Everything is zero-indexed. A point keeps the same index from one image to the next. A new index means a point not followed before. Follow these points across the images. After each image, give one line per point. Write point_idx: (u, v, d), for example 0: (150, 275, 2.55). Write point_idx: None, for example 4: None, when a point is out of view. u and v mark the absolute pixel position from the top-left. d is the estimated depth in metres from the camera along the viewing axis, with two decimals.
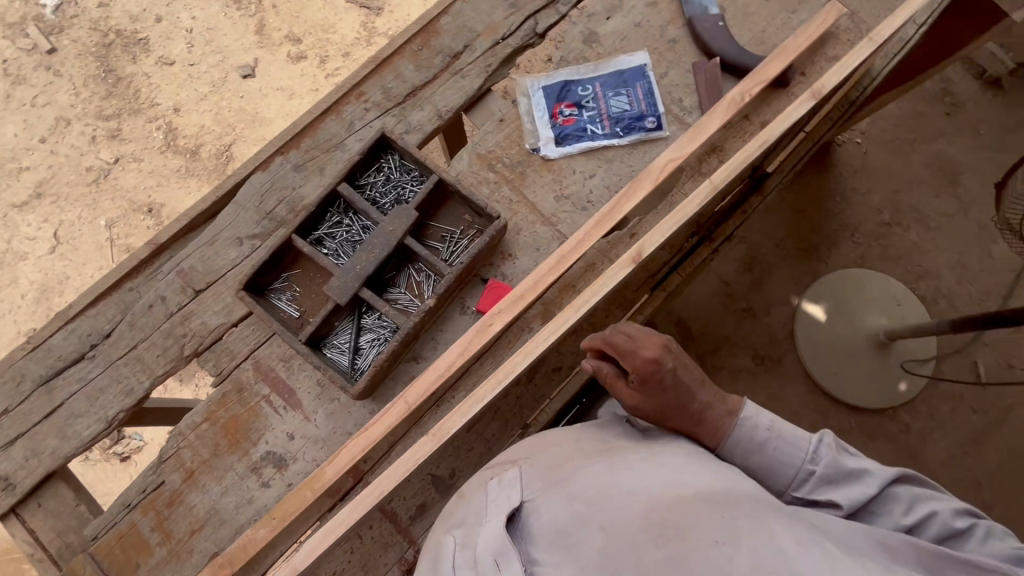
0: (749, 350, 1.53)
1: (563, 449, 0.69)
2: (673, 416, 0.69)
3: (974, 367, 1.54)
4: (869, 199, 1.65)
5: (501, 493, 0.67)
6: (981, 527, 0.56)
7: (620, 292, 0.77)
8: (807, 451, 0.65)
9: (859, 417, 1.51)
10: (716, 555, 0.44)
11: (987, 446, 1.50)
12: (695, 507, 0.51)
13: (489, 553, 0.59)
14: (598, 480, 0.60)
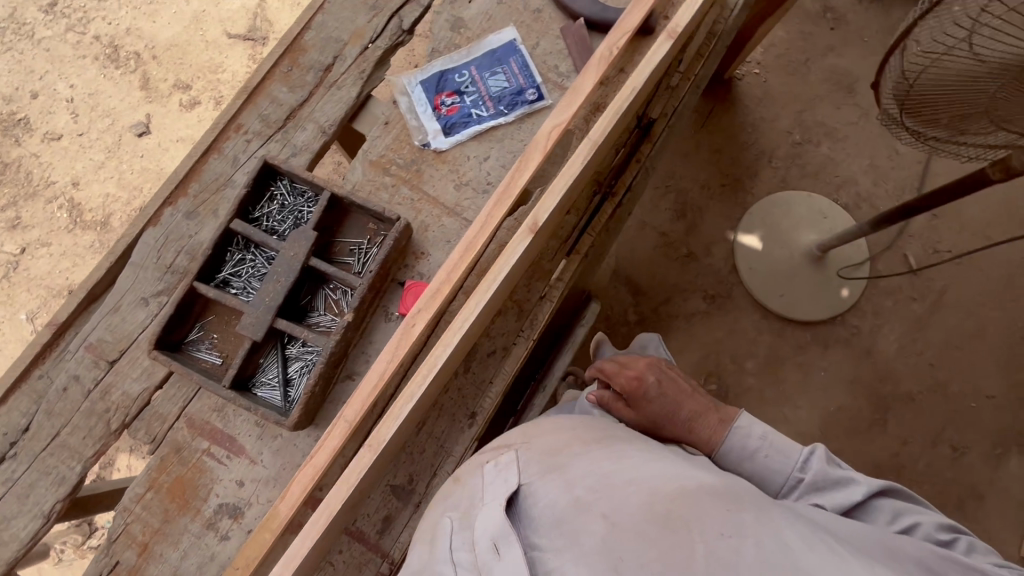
0: (698, 291, 1.60)
1: (561, 439, 0.74)
2: (666, 424, 0.87)
3: (905, 259, 1.64)
4: (778, 124, 1.71)
5: (497, 478, 0.71)
6: (963, 541, 0.65)
7: (536, 262, 0.77)
8: (798, 461, 0.78)
9: (811, 331, 1.58)
10: (720, 545, 0.53)
11: (929, 329, 1.60)
12: (700, 498, 0.58)
13: (487, 533, 0.62)
14: (599, 470, 0.65)
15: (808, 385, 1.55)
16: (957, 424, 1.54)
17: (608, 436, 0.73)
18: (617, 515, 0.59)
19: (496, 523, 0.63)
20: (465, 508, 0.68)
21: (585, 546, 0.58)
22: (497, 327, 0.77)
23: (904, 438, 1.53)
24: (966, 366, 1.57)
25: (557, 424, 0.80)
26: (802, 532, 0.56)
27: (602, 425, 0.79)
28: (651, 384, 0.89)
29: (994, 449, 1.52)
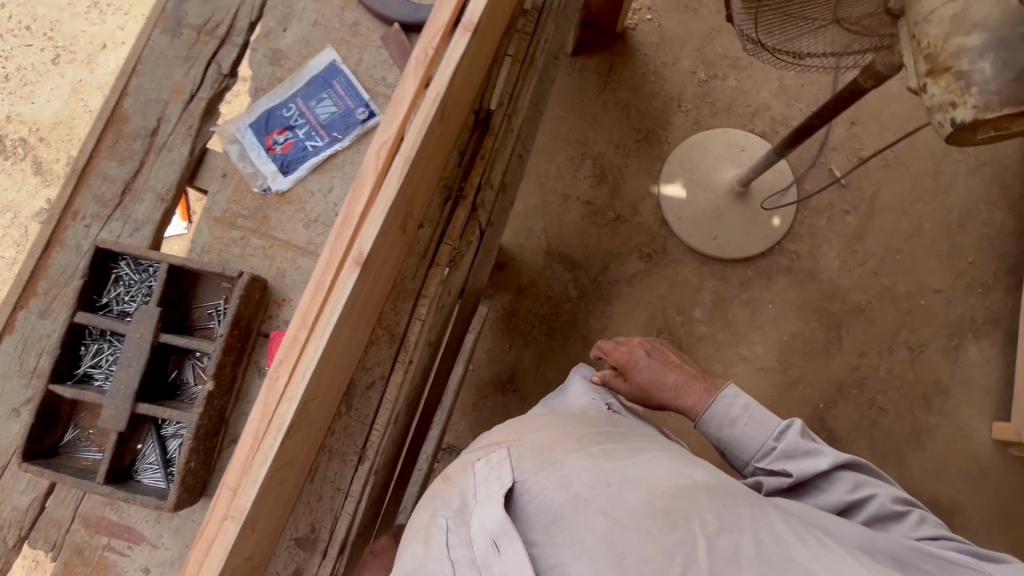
0: (633, 251, 1.59)
1: (554, 433, 0.78)
2: (654, 396, 0.99)
3: (832, 173, 1.62)
4: (681, 66, 1.68)
5: (487, 476, 0.75)
6: (916, 514, 0.71)
7: (396, 284, 0.75)
8: (773, 431, 0.83)
9: (751, 267, 1.57)
10: (720, 541, 0.61)
11: (866, 239, 1.59)
12: (698, 494, 0.66)
13: (485, 532, 0.67)
14: (597, 469, 0.70)
15: (758, 320, 1.56)
16: (909, 325, 1.55)
17: (597, 431, 0.79)
18: (619, 512, 0.65)
19: (495, 521, 0.67)
20: (458, 505, 0.72)
21: (587, 542, 0.64)
22: (371, 357, 0.74)
23: (860, 351, 1.54)
24: (908, 267, 1.58)
25: (546, 417, 0.85)
26: (791, 522, 0.65)
27: (586, 415, 0.85)
28: (642, 359, 1.01)
29: (950, 342, 1.54)
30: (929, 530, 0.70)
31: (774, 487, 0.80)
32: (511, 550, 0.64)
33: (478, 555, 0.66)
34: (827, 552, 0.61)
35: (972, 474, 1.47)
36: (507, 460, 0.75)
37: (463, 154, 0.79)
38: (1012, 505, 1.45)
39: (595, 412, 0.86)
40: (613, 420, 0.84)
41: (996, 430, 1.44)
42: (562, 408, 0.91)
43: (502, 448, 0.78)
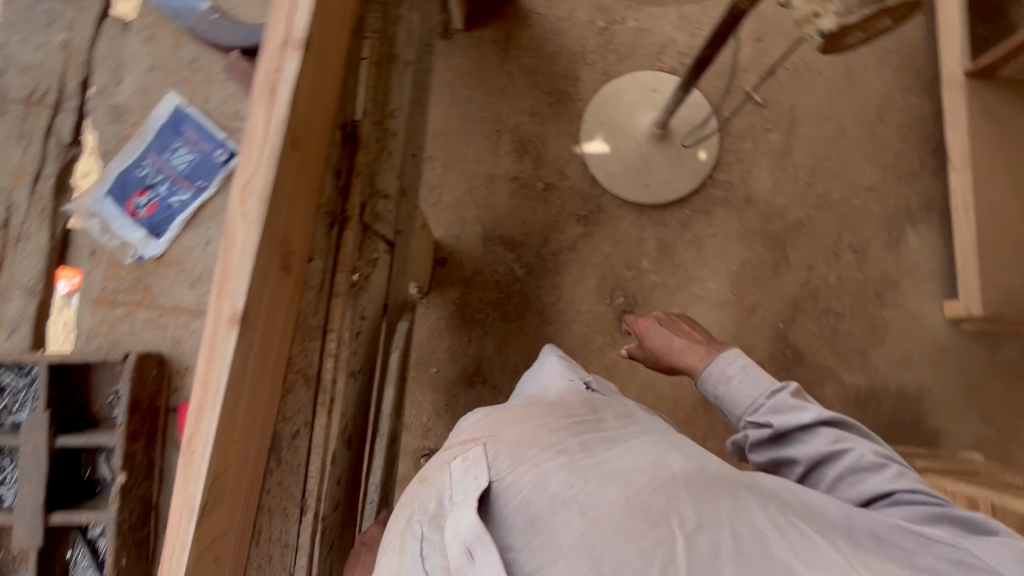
0: (570, 216, 1.57)
1: (532, 420, 0.74)
2: (660, 357, 1.12)
3: (748, 94, 1.61)
4: (578, 18, 1.63)
5: (462, 475, 0.69)
6: (894, 468, 0.74)
7: (297, 324, 0.69)
8: (766, 388, 0.87)
9: (688, 206, 1.57)
10: (698, 540, 0.57)
11: (793, 153, 1.60)
12: (676, 490, 0.62)
13: (458, 540, 0.62)
14: (573, 463, 0.66)
15: (705, 257, 1.56)
16: (849, 228, 1.57)
17: (573, 420, 0.74)
18: (597, 511, 0.61)
19: (471, 526, 0.62)
20: (431, 511, 0.67)
21: (563, 546, 0.59)
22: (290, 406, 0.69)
23: (808, 264, 1.56)
24: (838, 171, 1.59)
25: (523, 403, 0.79)
26: (772, 512, 0.61)
27: (563, 399, 0.79)
28: (654, 326, 1.14)
29: (891, 235, 1.56)
30: (908, 486, 0.72)
31: (760, 439, 0.83)
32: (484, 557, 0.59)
33: (453, 564, 0.61)
34: (804, 545, 0.59)
35: (933, 356, 1.51)
36: (482, 456, 0.70)
37: (339, 175, 0.72)
38: (974, 376, 1.50)
39: (572, 396, 0.81)
40: (591, 402, 0.79)
41: (948, 310, 1.49)
42: (538, 395, 0.86)
43: (478, 442, 0.72)
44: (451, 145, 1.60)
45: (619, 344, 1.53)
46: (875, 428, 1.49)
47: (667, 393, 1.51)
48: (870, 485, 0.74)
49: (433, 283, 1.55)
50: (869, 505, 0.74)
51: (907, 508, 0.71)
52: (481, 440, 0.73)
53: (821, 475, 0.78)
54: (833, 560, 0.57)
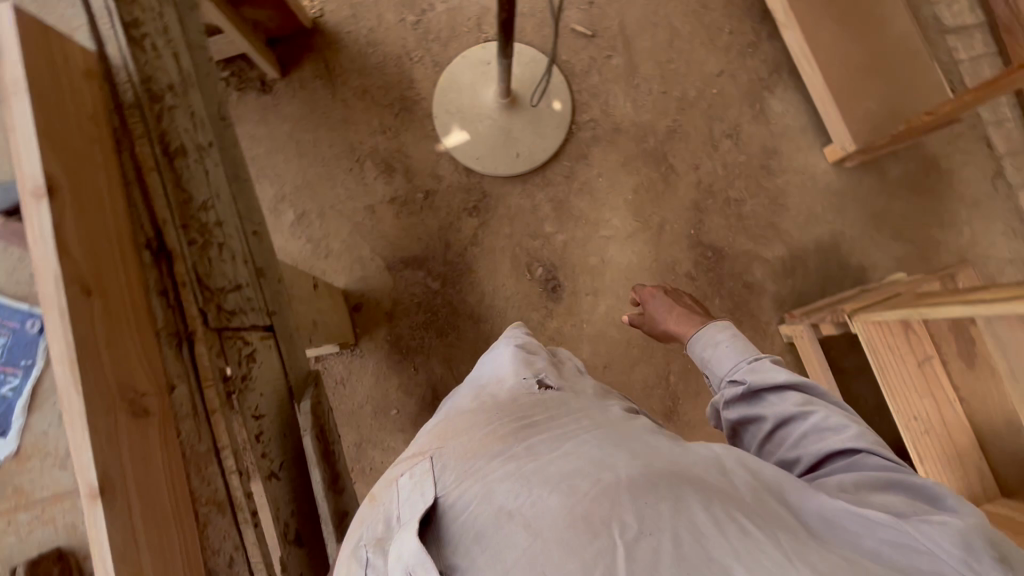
0: (461, 213, 1.55)
1: (484, 428, 0.68)
2: (659, 324, 1.21)
3: (576, 31, 1.62)
4: (388, 21, 1.59)
5: (410, 492, 0.65)
6: (855, 430, 0.73)
7: (187, 459, 0.65)
8: (749, 357, 0.90)
9: (564, 157, 1.57)
10: (641, 550, 0.52)
11: (639, 68, 1.61)
12: (619, 494, 0.56)
13: (400, 565, 0.57)
14: (519, 474, 0.60)
15: (600, 198, 1.57)
16: (717, 117, 1.61)
17: (521, 423, 0.68)
18: (541, 523, 0.55)
19: (412, 547, 0.57)
20: (377, 535, 0.63)
21: (506, 564, 0.54)
22: (217, 538, 0.65)
23: (693, 165, 1.59)
24: (686, 68, 1.62)
25: (478, 410, 0.75)
26: (714, 505, 0.55)
27: (514, 400, 0.74)
28: (663, 296, 1.23)
29: (754, 108, 1.61)
30: (865, 449, 0.71)
31: (735, 397, 0.85)
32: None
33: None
34: (751, 547, 0.52)
35: (833, 201, 1.58)
36: (430, 473, 0.66)
37: (167, 294, 0.68)
38: (874, 204, 1.58)
39: (522, 396, 0.75)
40: (544, 402, 0.73)
41: (830, 154, 1.56)
42: (487, 392, 0.80)
43: (426, 459, 0.68)
44: (319, 193, 1.55)
45: (556, 312, 1.53)
46: (809, 287, 1.55)
47: (617, 337, 1.53)
48: (828, 442, 0.73)
49: (359, 331, 1.51)
50: (827, 466, 0.73)
51: (866, 467, 0.69)
52: (430, 456, 0.69)
53: (785, 434, 0.78)
54: (770, 555, 0.52)
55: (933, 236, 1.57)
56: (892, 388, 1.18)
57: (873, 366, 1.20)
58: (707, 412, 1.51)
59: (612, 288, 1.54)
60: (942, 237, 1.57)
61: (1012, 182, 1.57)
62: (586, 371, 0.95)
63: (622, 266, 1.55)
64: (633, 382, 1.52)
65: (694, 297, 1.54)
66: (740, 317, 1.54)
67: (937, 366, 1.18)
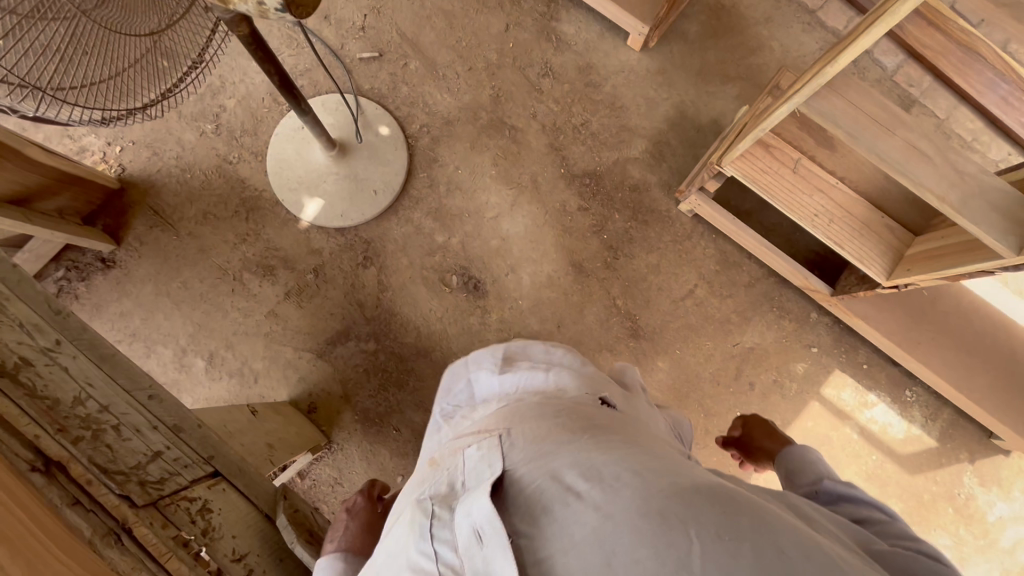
0: (355, 270, 1.53)
1: (555, 421, 0.65)
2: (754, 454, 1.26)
3: (362, 58, 1.64)
4: (189, 142, 1.56)
5: (477, 465, 0.64)
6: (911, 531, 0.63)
7: None
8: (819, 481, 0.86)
9: (418, 170, 1.59)
10: (720, 552, 0.43)
11: (437, 60, 1.65)
12: (697, 498, 0.47)
13: (467, 524, 0.56)
14: (595, 461, 0.55)
15: (469, 187, 1.59)
16: (526, 64, 1.66)
17: (591, 429, 0.63)
18: (613, 506, 0.49)
19: (482, 509, 0.55)
20: (444, 493, 0.62)
21: (573, 539, 0.49)
22: None
23: (530, 114, 1.64)
24: (476, 38, 1.67)
25: (543, 405, 0.71)
26: (799, 535, 0.46)
27: (585, 413, 0.69)
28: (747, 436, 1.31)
29: (552, 40, 1.68)
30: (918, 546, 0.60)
31: None
32: (492, 536, 0.52)
33: (461, 546, 0.55)
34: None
35: (660, 79, 1.67)
36: (500, 450, 0.64)
37: (81, 501, 0.61)
38: (693, 64, 1.68)
39: (592, 410, 0.70)
40: (618, 423, 0.67)
41: (634, 43, 1.64)
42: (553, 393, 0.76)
43: (496, 438, 0.66)
44: (216, 327, 1.48)
45: (489, 306, 1.54)
46: (683, 160, 1.64)
47: (553, 296, 1.56)
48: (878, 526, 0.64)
49: (325, 429, 1.47)
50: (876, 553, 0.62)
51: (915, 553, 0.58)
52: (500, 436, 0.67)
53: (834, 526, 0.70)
54: None
55: (753, 63, 1.70)
56: (784, 201, 1.25)
57: (761, 193, 1.27)
58: (664, 311, 1.56)
59: (525, 257, 1.57)
60: (759, 60, 1.70)
61: None
62: (652, 410, 0.89)
63: (522, 233, 1.58)
64: (589, 325, 1.55)
65: (597, 223, 1.59)
66: (644, 218, 1.60)
67: (808, 164, 1.26)
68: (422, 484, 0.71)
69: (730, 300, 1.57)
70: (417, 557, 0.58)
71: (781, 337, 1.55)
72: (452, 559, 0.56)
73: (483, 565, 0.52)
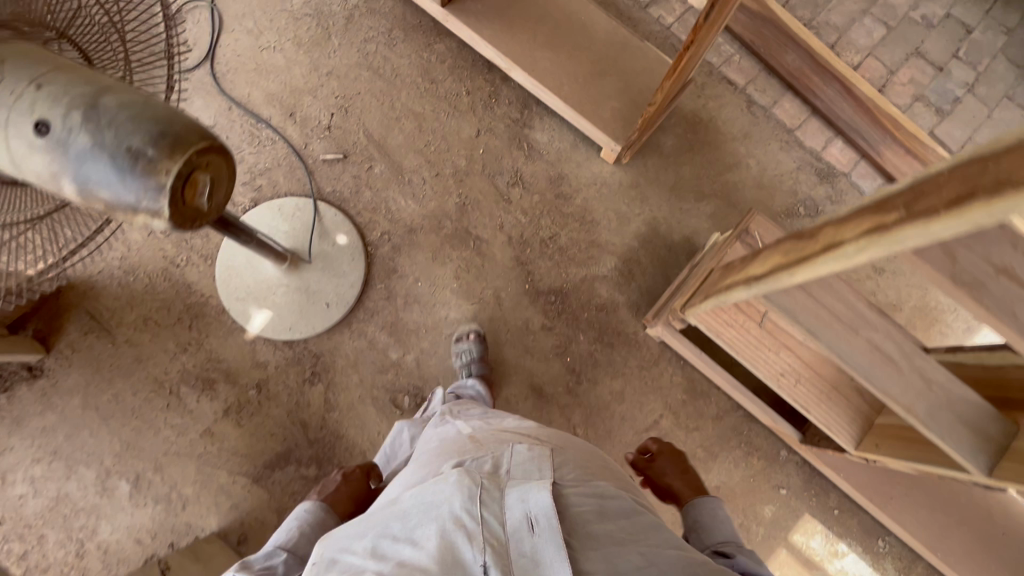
0: (301, 387, 1.45)
1: (591, 466, 0.83)
2: (664, 483, 1.14)
3: (326, 159, 1.58)
4: (135, 242, 1.48)
5: (525, 463, 0.76)
6: None
7: None
8: (732, 538, 0.93)
9: (376, 281, 1.51)
10: None
11: (403, 164, 1.59)
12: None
13: (520, 509, 0.67)
14: (635, 515, 0.74)
15: (428, 301, 1.52)
16: (496, 171, 1.61)
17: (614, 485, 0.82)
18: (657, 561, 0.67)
19: (540, 503, 0.67)
20: (491, 475, 0.73)
21: (615, 567, 0.65)
22: None
23: (497, 225, 1.58)
24: (446, 142, 1.62)
25: (574, 446, 0.89)
26: None
27: (603, 466, 0.88)
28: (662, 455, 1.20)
29: (524, 148, 1.63)
30: None
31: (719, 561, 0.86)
32: (547, 527, 0.65)
33: (511, 525, 0.65)
34: None
35: (633, 194, 1.62)
36: (548, 459, 0.77)
37: None
38: (668, 178, 1.64)
39: (606, 468, 0.89)
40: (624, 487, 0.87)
41: (608, 156, 1.59)
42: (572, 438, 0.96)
43: (546, 449, 0.79)
44: (145, 447, 1.38)
45: None
46: (653, 280, 1.57)
47: None
48: None
49: None
50: None
51: None
52: (548, 449, 0.81)
53: None
54: None
55: (729, 180, 1.65)
56: (750, 359, 1.19)
57: (726, 346, 1.19)
58: (627, 443, 1.48)
59: None
60: (736, 178, 1.66)
61: (763, 104, 1.70)
62: None
63: None
64: None
65: (560, 345, 1.52)
66: (610, 340, 1.53)
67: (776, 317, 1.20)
68: (458, 456, 0.81)
69: (696, 434, 1.49)
70: (462, 512, 0.66)
71: (749, 476, 1.47)
72: (496, 532, 0.65)
73: (530, 551, 0.63)
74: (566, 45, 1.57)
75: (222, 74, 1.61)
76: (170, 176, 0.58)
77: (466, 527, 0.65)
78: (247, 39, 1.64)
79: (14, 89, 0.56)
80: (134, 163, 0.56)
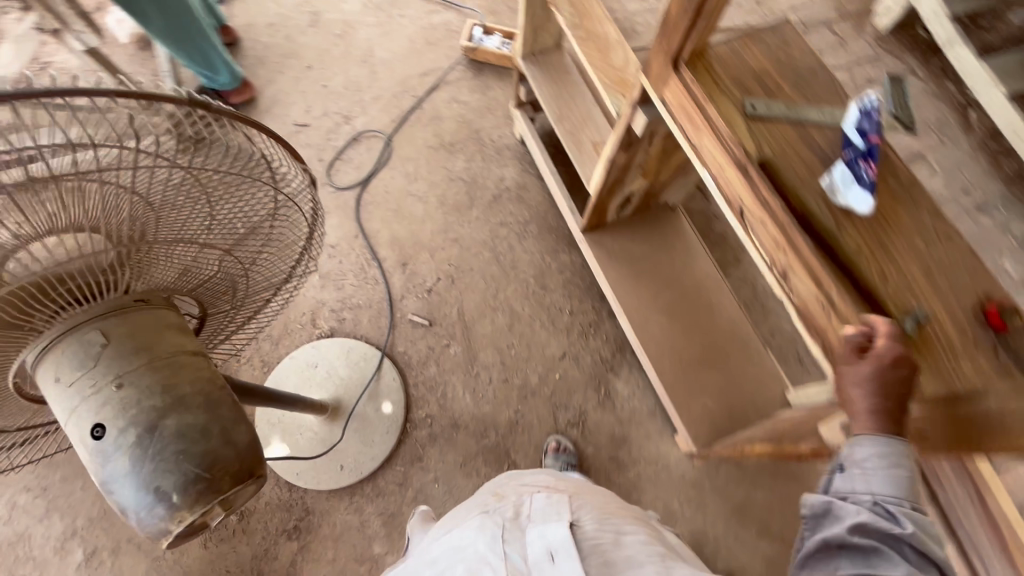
0: (277, 536, 1.38)
1: (606, 505, 0.81)
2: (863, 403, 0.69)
3: (413, 319, 1.59)
4: None
5: (544, 509, 0.74)
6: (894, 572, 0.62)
7: None
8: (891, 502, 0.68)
9: (397, 463, 1.45)
10: None
11: (478, 356, 1.56)
12: None
13: (541, 544, 0.66)
14: (649, 548, 0.72)
15: (436, 507, 1.42)
16: (562, 403, 1.52)
17: (630, 518, 0.80)
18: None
19: (556, 536, 0.67)
20: (510, 517, 0.72)
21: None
22: None
23: (538, 461, 1.47)
24: (528, 352, 1.57)
25: (592, 493, 0.88)
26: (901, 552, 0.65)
27: (621, 506, 0.87)
28: (872, 367, 0.68)
29: (600, 392, 1.54)
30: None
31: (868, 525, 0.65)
32: (564, 559, 0.64)
33: (531, 559, 0.65)
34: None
35: (692, 494, 1.45)
36: (568, 504, 0.75)
37: None
38: (736, 494, 1.45)
39: (622, 508, 0.87)
40: (644, 523, 0.85)
41: (680, 444, 1.45)
42: (575, 479, 0.97)
43: (564, 495, 0.77)
44: (116, 524, 1.37)
45: None
46: None
47: None
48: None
49: None
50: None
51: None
52: (566, 497, 0.78)
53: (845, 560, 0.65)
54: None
55: None
56: None
57: None
58: None
59: None
60: None
61: None
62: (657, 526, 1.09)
63: None
64: None
65: None
66: None
67: None
68: (481, 506, 0.80)
69: None
70: (485, 553, 0.66)
71: None
72: (517, 565, 0.64)
73: None
74: (685, 318, 1.49)
75: (366, 203, 1.71)
76: (180, 524, 0.56)
77: (491, 564, 0.65)
78: (401, 181, 1.75)
79: (98, 380, 0.56)
80: (154, 501, 0.54)
